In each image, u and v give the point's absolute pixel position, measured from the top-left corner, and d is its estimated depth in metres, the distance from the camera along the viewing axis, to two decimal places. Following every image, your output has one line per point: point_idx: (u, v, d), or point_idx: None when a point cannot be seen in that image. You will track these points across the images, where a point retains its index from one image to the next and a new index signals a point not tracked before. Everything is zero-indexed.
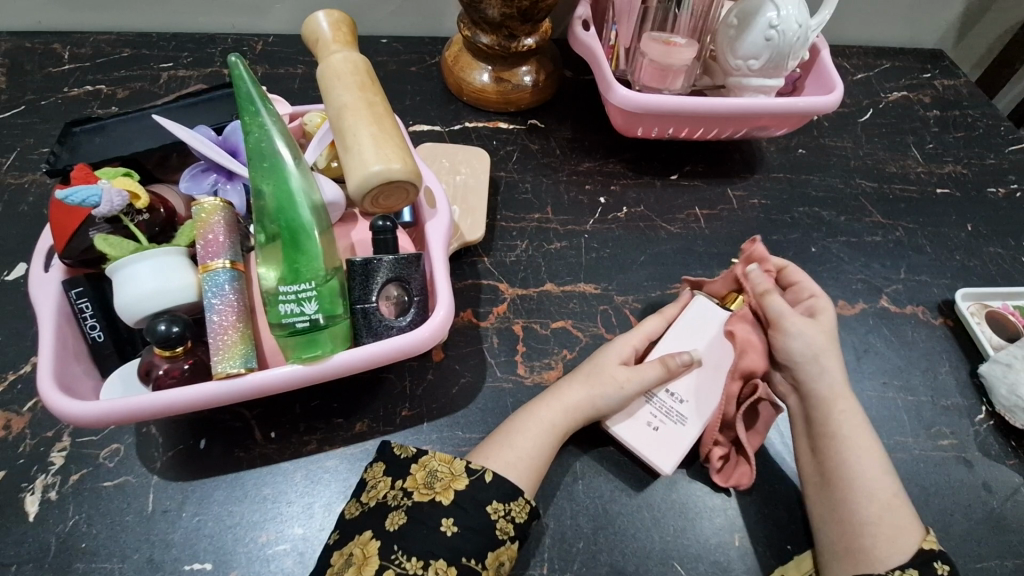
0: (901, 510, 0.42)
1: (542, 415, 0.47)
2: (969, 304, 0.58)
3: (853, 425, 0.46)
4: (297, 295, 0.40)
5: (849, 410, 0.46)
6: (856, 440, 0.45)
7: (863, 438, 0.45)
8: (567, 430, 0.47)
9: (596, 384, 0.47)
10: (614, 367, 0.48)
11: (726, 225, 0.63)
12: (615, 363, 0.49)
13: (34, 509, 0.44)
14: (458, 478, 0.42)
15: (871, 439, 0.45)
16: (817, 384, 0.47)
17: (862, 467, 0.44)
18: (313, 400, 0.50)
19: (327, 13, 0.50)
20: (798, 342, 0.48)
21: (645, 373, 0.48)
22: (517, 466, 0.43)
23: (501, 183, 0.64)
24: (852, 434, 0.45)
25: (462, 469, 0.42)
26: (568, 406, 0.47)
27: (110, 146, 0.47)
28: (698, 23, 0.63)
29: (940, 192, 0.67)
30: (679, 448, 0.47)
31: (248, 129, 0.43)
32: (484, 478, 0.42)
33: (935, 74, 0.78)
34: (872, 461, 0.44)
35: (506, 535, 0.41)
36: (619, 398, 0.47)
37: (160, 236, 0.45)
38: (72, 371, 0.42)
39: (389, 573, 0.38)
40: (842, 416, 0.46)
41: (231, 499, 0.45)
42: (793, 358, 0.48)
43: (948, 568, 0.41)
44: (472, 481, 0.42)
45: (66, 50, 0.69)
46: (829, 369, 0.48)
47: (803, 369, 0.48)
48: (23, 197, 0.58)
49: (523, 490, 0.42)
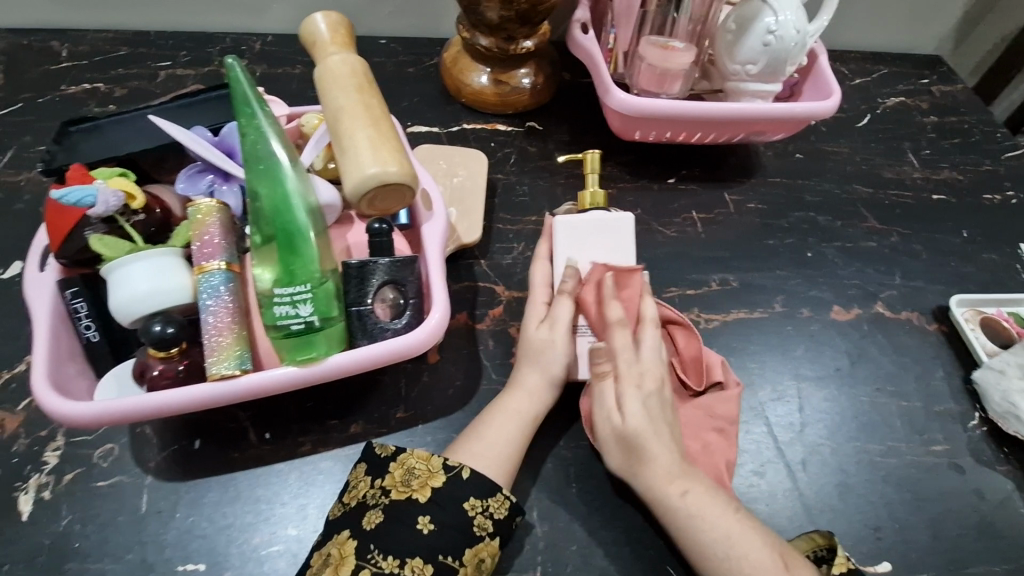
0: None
1: (508, 402, 0.47)
2: (963, 311, 0.58)
3: (689, 516, 0.41)
4: (292, 297, 0.40)
5: (677, 503, 0.42)
6: (701, 530, 0.41)
7: (713, 521, 0.41)
8: (539, 413, 0.47)
9: (541, 355, 0.48)
10: (538, 332, 0.48)
11: (722, 228, 0.63)
12: (537, 325, 0.49)
13: (28, 508, 0.44)
14: (435, 475, 0.41)
15: (717, 518, 0.41)
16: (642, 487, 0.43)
17: (716, 549, 0.40)
18: (308, 401, 0.49)
19: (326, 14, 0.50)
20: (611, 449, 0.45)
21: (561, 316, 0.48)
22: (490, 459, 0.43)
23: (498, 185, 0.64)
24: (694, 531, 0.41)
25: (439, 466, 0.42)
26: (529, 391, 0.47)
27: (106, 145, 0.47)
28: (697, 27, 0.62)
29: (935, 199, 0.67)
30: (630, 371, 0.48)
31: (244, 130, 0.43)
32: (461, 475, 0.42)
33: (932, 80, 0.78)
34: (728, 536, 0.40)
35: (484, 531, 0.41)
36: (561, 353, 0.48)
37: (156, 236, 0.45)
38: (65, 371, 0.42)
39: (366, 573, 0.37)
40: (678, 510, 0.42)
41: (225, 500, 0.45)
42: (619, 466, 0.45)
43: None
44: (449, 478, 0.41)
45: (63, 48, 0.69)
46: (651, 466, 0.43)
47: (630, 473, 0.44)
48: (19, 196, 0.58)
49: (500, 485, 0.42)
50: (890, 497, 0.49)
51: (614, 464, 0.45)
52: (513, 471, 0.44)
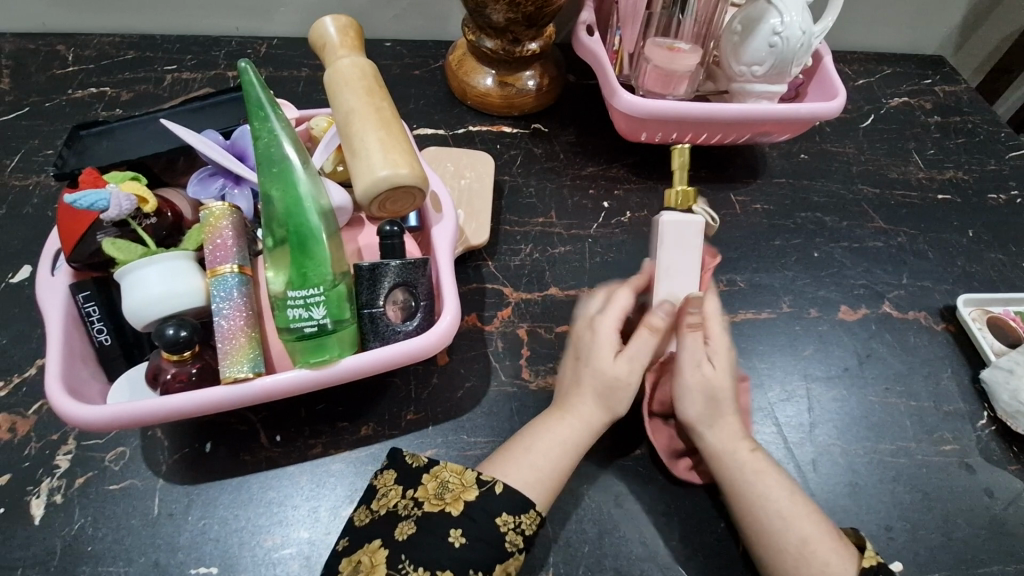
0: (821, 550, 0.40)
1: (558, 430, 0.45)
2: (970, 310, 0.58)
3: (752, 463, 0.44)
4: (306, 300, 0.40)
5: (756, 461, 0.44)
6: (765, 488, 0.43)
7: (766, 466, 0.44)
8: (586, 444, 0.45)
9: (611, 395, 0.46)
10: (614, 368, 0.46)
11: (729, 229, 0.63)
12: (614, 363, 0.46)
13: (40, 512, 0.44)
14: (468, 489, 0.41)
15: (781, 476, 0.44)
16: (714, 439, 0.45)
17: (778, 509, 0.42)
18: (318, 404, 0.50)
19: (334, 17, 0.50)
20: (692, 398, 0.45)
21: (643, 351, 0.46)
22: (512, 467, 0.43)
23: (505, 187, 0.64)
24: (756, 472, 0.44)
25: (472, 480, 0.42)
26: (586, 422, 0.46)
27: (117, 149, 0.48)
28: (702, 30, 0.63)
29: (941, 199, 0.67)
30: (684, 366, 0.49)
31: (258, 134, 0.43)
32: (494, 489, 0.41)
33: (935, 80, 0.78)
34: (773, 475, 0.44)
35: (514, 547, 0.40)
36: (630, 394, 0.46)
37: (168, 239, 0.45)
38: (79, 375, 0.42)
39: None
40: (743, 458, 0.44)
41: (237, 503, 0.45)
42: (691, 418, 0.45)
43: None
44: (482, 492, 0.41)
45: (70, 52, 0.69)
46: (727, 421, 0.46)
47: (708, 428, 0.45)
48: (28, 200, 0.58)
49: (532, 501, 0.42)
50: (901, 497, 0.49)
51: (688, 413, 0.45)
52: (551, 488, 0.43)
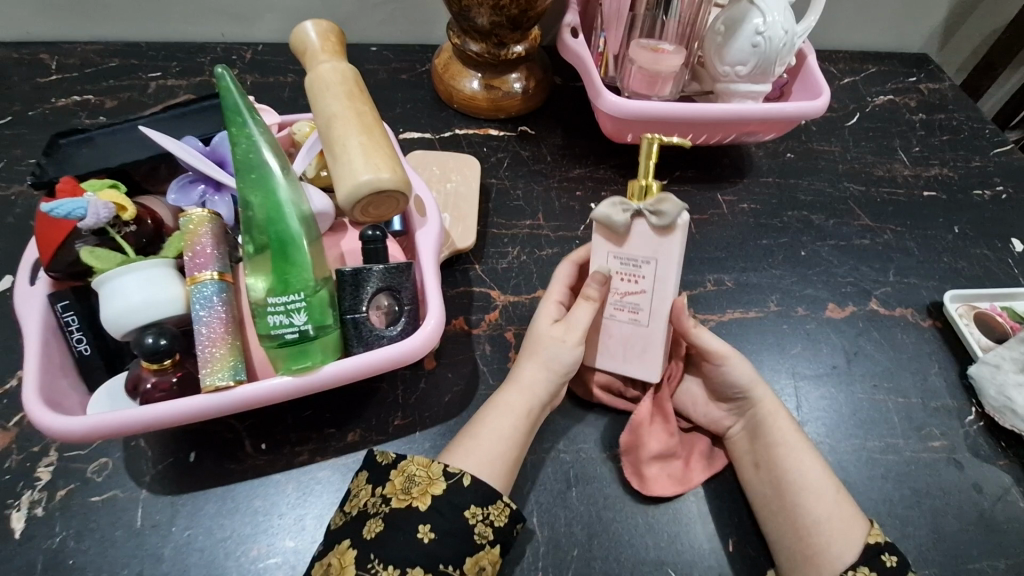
0: (839, 518, 0.42)
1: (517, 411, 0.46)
2: (958, 306, 0.58)
3: (789, 433, 0.46)
4: (286, 306, 0.40)
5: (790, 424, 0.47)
6: (797, 456, 0.44)
7: (792, 436, 0.46)
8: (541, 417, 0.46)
9: (539, 351, 0.48)
10: (550, 330, 0.48)
11: (717, 229, 0.63)
12: (551, 326, 0.48)
13: (20, 525, 0.43)
14: (435, 482, 0.41)
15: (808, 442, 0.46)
16: (760, 407, 0.47)
17: (803, 472, 0.44)
18: (306, 410, 0.49)
19: (316, 22, 0.50)
20: (742, 369, 0.48)
21: (580, 321, 0.47)
22: (491, 466, 0.42)
23: (492, 190, 0.64)
24: (792, 443, 0.45)
25: (439, 473, 0.41)
26: (529, 391, 0.46)
27: (97, 156, 0.47)
28: (686, 30, 0.62)
29: (926, 195, 0.67)
30: (641, 342, 0.49)
31: (235, 139, 0.42)
32: (462, 482, 0.41)
33: (920, 77, 0.79)
34: (794, 442, 0.45)
35: (484, 539, 0.40)
36: (567, 349, 0.47)
37: (149, 247, 0.45)
38: (58, 386, 0.41)
39: None
40: (783, 426, 0.46)
41: (222, 512, 0.45)
42: (743, 386, 0.47)
43: (897, 559, 0.41)
44: (449, 486, 0.41)
45: (54, 61, 0.69)
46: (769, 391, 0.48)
47: (757, 397, 0.47)
48: (10, 210, 0.58)
49: (500, 492, 0.42)
50: (891, 493, 0.49)
51: (741, 381, 0.47)
52: (510, 473, 0.43)
